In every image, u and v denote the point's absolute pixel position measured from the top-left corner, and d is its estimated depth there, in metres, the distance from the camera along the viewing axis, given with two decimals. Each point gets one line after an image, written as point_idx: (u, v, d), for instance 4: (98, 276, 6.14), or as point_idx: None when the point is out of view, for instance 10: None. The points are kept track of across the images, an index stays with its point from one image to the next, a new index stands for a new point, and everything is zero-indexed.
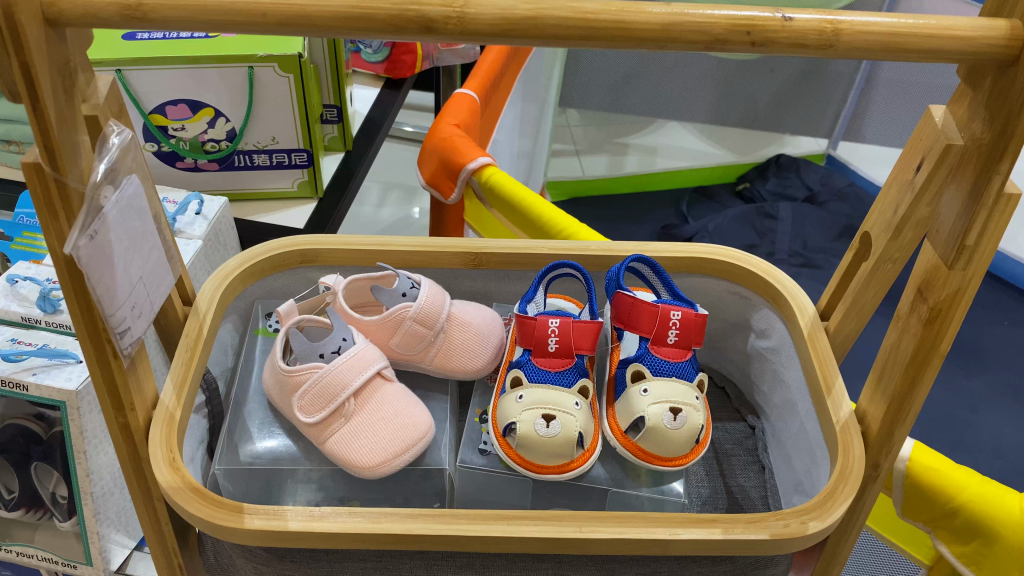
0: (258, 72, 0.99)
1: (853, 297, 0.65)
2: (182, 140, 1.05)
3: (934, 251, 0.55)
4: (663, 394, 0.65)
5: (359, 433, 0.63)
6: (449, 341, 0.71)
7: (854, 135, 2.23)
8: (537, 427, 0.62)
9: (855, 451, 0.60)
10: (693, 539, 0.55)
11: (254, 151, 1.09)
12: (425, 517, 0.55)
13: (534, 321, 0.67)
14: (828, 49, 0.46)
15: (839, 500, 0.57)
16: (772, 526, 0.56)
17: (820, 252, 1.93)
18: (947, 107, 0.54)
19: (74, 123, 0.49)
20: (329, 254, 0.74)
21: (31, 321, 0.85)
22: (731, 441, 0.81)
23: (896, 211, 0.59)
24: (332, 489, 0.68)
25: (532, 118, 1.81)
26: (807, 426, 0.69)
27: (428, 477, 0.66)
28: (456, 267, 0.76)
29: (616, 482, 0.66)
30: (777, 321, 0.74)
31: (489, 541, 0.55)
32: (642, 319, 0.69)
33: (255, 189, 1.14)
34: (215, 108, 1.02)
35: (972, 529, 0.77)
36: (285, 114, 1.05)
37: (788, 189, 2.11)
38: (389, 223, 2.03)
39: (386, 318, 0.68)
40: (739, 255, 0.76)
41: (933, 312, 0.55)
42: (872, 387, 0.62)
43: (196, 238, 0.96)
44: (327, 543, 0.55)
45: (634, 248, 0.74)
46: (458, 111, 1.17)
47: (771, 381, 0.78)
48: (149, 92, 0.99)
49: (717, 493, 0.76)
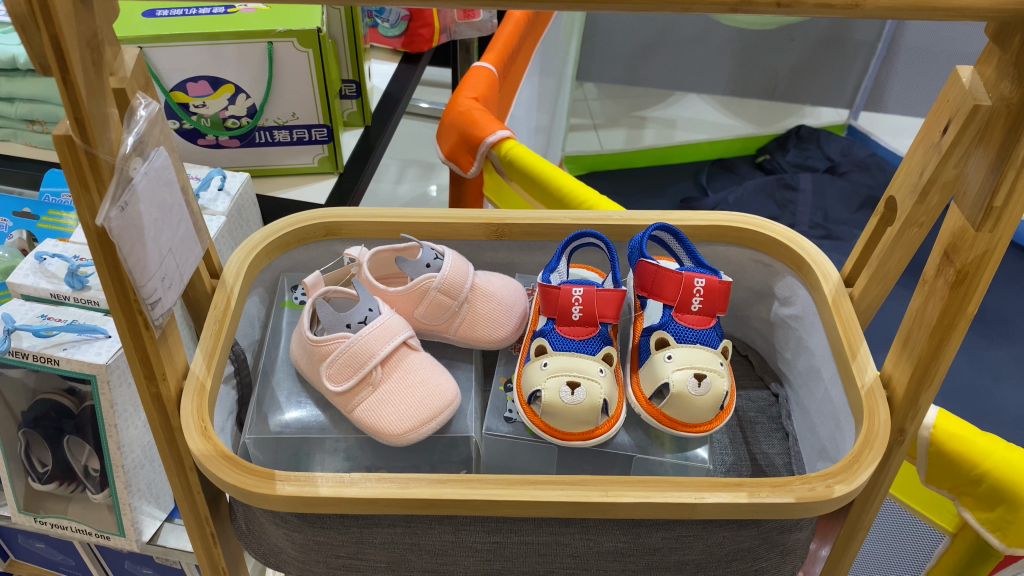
0: (277, 48, 1.00)
1: (878, 263, 0.65)
2: (203, 117, 1.06)
3: (960, 213, 0.55)
4: (686, 360, 0.65)
5: (386, 401, 0.64)
6: (473, 311, 0.71)
7: (875, 105, 2.21)
8: (562, 394, 0.62)
9: (880, 416, 0.60)
10: (719, 502, 0.55)
11: (274, 127, 1.10)
12: (453, 482, 0.56)
13: (557, 290, 0.67)
14: (854, 9, 0.45)
15: (864, 464, 0.58)
16: (797, 490, 0.56)
17: (841, 224, 1.91)
18: (974, 67, 0.54)
19: (104, 96, 0.49)
20: (353, 226, 0.75)
21: (60, 297, 0.86)
22: (754, 409, 0.81)
23: (922, 174, 0.59)
24: (360, 458, 0.69)
25: (550, 91, 1.80)
26: (831, 392, 0.69)
27: (454, 445, 0.67)
28: (478, 239, 0.76)
29: (641, 448, 0.66)
30: (800, 288, 0.74)
31: (517, 505, 0.56)
32: (666, 288, 0.69)
33: (277, 165, 1.15)
34: (235, 84, 1.03)
35: (996, 496, 0.77)
36: (305, 88, 1.05)
37: (808, 160, 2.08)
38: (408, 200, 2.03)
39: (411, 289, 0.69)
40: (761, 222, 0.75)
41: (960, 275, 0.54)
42: (896, 351, 0.62)
43: (220, 214, 0.97)
44: (356, 508, 0.56)
45: (656, 216, 0.74)
46: (477, 84, 1.16)
47: (794, 347, 0.78)
48: (169, 69, 0.99)
49: (740, 461, 0.77)
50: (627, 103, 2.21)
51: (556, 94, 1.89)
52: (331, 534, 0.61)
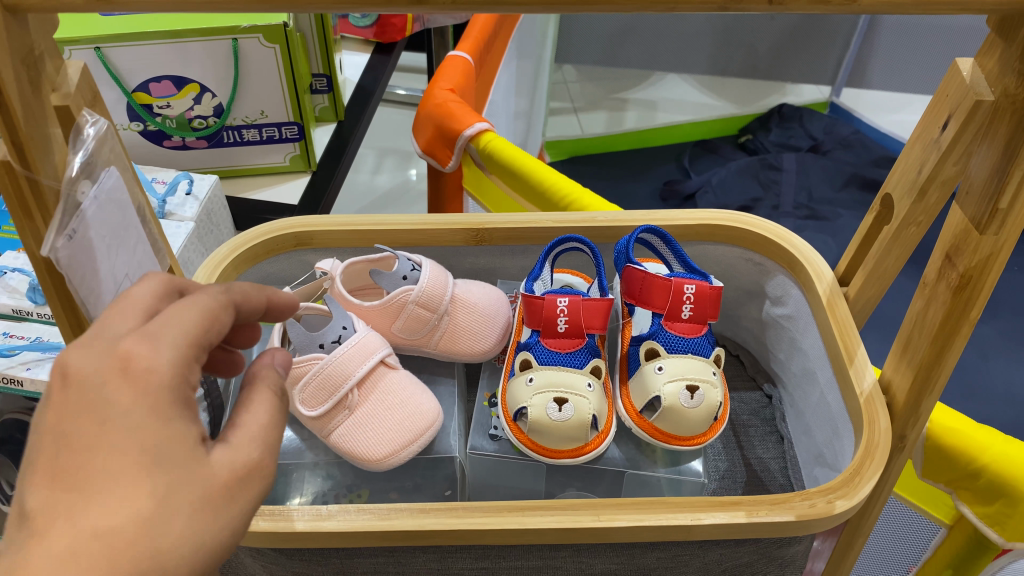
0: (242, 44, 0.95)
1: (874, 262, 0.62)
2: (168, 118, 1.02)
3: (963, 213, 0.52)
4: (679, 371, 0.62)
5: (363, 425, 0.61)
6: (453, 324, 0.68)
7: (858, 81, 2.17)
8: (549, 411, 0.59)
9: (880, 424, 0.58)
10: (716, 523, 0.53)
11: (243, 126, 1.06)
12: (435, 511, 0.53)
13: (542, 301, 0.64)
14: (851, 5, 0.42)
15: (866, 476, 0.55)
16: (797, 506, 0.54)
17: (826, 204, 1.88)
18: (975, 59, 0.51)
19: (44, 116, 0.45)
20: (325, 236, 0.71)
21: (22, 313, 0.82)
22: (747, 412, 0.79)
23: (921, 172, 0.56)
24: (340, 478, 0.65)
25: (529, 75, 1.76)
26: (827, 396, 0.67)
27: (438, 466, 0.64)
28: (457, 244, 0.72)
29: (632, 463, 0.64)
30: (792, 288, 0.72)
31: (504, 534, 0.53)
32: (655, 295, 0.66)
33: (247, 165, 1.11)
34: (201, 83, 0.99)
35: (994, 490, 0.75)
36: (273, 86, 1.01)
37: (791, 139, 2.05)
38: (387, 189, 1.99)
39: (387, 304, 0.65)
40: (751, 220, 0.72)
41: (964, 279, 0.52)
42: (896, 356, 0.59)
43: (187, 220, 0.94)
44: (336, 542, 0.53)
45: (642, 218, 0.71)
46: (453, 75, 1.12)
47: (787, 349, 0.75)
48: (130, 69, 0.94)
49: (735, 467, 0.75)
50: (608, 85, 2.21)
51: (535, 77, 1.85)
52: (311, 566, 0.58)
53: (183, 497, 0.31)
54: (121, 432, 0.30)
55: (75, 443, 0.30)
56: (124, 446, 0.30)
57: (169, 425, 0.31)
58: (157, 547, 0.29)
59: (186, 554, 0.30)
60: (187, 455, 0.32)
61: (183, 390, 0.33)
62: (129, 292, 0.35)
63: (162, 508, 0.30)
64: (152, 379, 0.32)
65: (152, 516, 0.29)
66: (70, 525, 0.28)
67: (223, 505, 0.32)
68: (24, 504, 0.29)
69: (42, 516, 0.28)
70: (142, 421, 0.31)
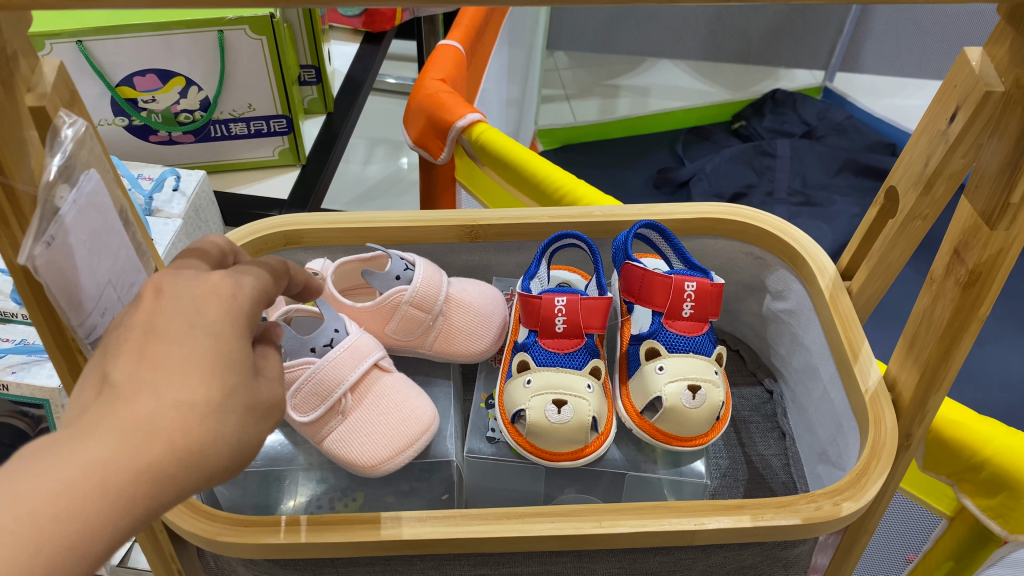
0: (228, 36, 0.93)
1: (878, 256, 0.61)
2: (154, 112, 0.99)
3: (972, 207, 0.50)
4: (680, 371, 0.61)
5: (357, 430, 0.59)
6: (449, 324, 0.66)
7: (851, 66, 2.15)
8: (548, 414, 0.58)
9: (886, 423, 0.57)
10: (720, 528, 0.52)
11: (230, 120, 1.03)
12: (433, 519, 0.52)
13: (540, 300, 0.62)
14: None
15: (873, 477, 0.54)
16: (803, 509, 0.53)
17: (820, 190, 1.86)
18: (984, 49, 0.50)
19: (16, 119, 0.43)
20: (315, 234, 0.68)
21: (7, 314, 0.81)
22: (748, 408, 0.78)
23: (927, 164, 0.55)
24: (334, 482, 0.64)
25: (520, 62, 1.74)
26: (831, 393, 0.66)
27: (435, 470, 0.63)
28: (451, 241, 0.71)
29: (633, 465, 0.63)
30: (794, 282, 0.70)
31: (503, 542, 0.52)
32: (655, 293, 0.65)
33: (235, 159, 1.09)
34: (186, 77, 0.96)
35: (997, 483, 0.74)
36: (260, 78, 0.99)
37: (785, 125, 2.04)
38: (379, 179, 1.97)
39: (380, 305, 0.63)
40: (751, 213, 0.71)
41: (973, 276, 0.50)
42: (902, 353, 0.58)
43: (175, 217, 0.92)
44: (331, 552, 0.52)
45: (640, 212, 0.69)
46: (444, 64, 1.10)
47: (789, 344, 0.74)
48: (113, 64, 0.92)
49: (736, 464, 0.73)
50: (601, 72, 2.22)
51: (526, 65, 1.82)
52: None
53: (242, 399, 0.33)
54: (203, 335, 0.33)
55: (157, 333, 0.33)
56: (200, 340, 0.33)
57: (238, 337, 0.34)
58: (216, 437, 0.31)
59: (230, 452, 0.32)
60: (246, 363, 0.34)
61: (250, 311, 0.36)
62: (195, 249, 0.41)
63: (226, 402, 0.32)
64: (234, 302, 0.35)
65: (215, 408, 0.32)
66: (147, 397, 0.31)
67: (262, 424, 0.34)
68: (106, 375, 0.32)
69: (123, 385, 0.31)
70: (222, 330, 0.34)
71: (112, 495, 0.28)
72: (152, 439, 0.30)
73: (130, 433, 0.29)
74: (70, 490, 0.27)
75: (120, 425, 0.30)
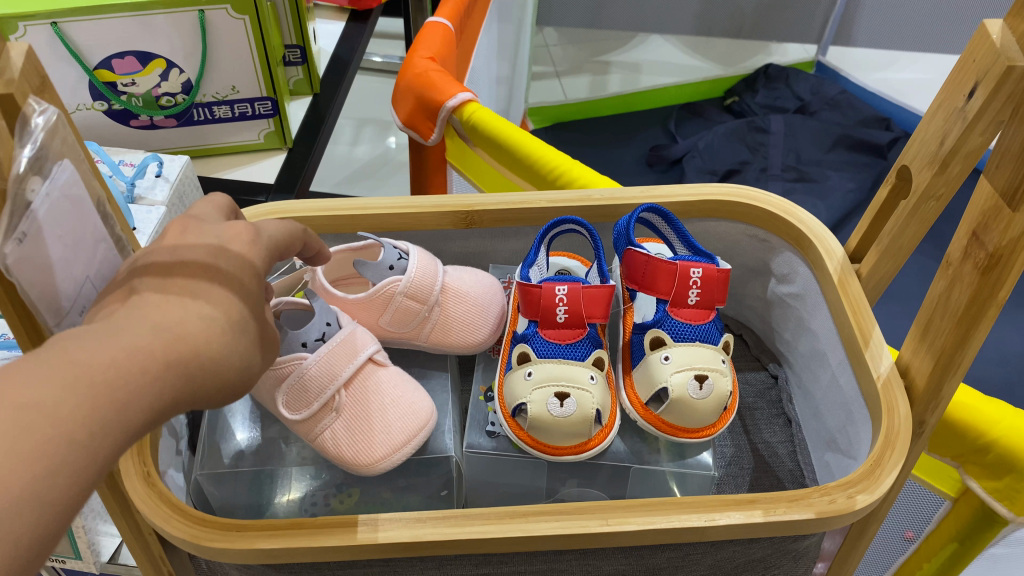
0: (210, 16, 0.90)
1: (890, 237, 0.58)
2: (134, 96, 0.96)
3: (992, 187, 0.48)
4: (686, 360, 0.59)
5: (352, 427, 0.57)
6: (445, 315, 0.64)
7: (844, 39, 2.12)
8: (550, 407, 0.56)
9: (900, 411, 0.55)
10: (732, 524, 0.50)
11: (213, 103, 1.00)
12: (434, 520, 0.50)
13: (540, 290, 0.60)
14: None
15: (887, 468, 0.52)
16: (816, 503, 0.51)
17: (814, 165, 1.84)
18: (1006, 21, 0.48)
19: None
20: (306, 221, 0.65)
21: None
22: (752, 394, 0.76)
23: (943, 143, 0.52)
24: (328, 477, 0.61)
25: (510, 39, 1.70)
26: (839, 379, 0.64)
27: (433, 465, 0.61)
28: (446, 228, 0.68)
29: (637, 456, 0.61)
30: (800, 265, 0.68)
31: (506, 542, 0.49)
32: (659, 280, 0.62)
33: (220, 143, 1.06)
34: (167, 59, 0.93)
35: (1003, 465, 0.72)
36: (244, 59, 0.96)
37: (777, 100, 2.01)
38: (367, 160, 1.93)
39: (375, 296, 0.61)
40: (755, 194, 0.68)
41: (993, 259, 0.48)
42: (915, 338, 0.56)
43: (158, 204, 0.89)
44: (327, 554, 0.50)
45: (642, 196, 0.67)
46: (433, 43, 1.07)
47: (795, 328, 0.72)
48: (90, 45, 0.88)
49: (741, 452, 0.72)
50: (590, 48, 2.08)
51: (516, 42, 1.79)
52: None
53: (254, 326, 0.36)
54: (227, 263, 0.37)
55: (183, 258, 0.36)
56: (223, 264, 0.36)
57: (254, 273, 0.38)
58: (233, 351, 0.34)
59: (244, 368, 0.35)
60: (256, 295, 0.37)
61: (264, 250, 0.40)
62: (210, 196, 0.43)
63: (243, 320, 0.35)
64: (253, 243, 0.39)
65: (234, 323, 0.35)
66: (176, 305, 0.33)
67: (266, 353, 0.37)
68: (135, 287, 0.35)
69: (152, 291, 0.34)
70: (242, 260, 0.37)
71: (146, 373, 0.30)
72: (180, 337, 0.32)
73: (162, 330, 0.32)
74: (117, 364, 0.30)
75: (152, 322, 0.32)
